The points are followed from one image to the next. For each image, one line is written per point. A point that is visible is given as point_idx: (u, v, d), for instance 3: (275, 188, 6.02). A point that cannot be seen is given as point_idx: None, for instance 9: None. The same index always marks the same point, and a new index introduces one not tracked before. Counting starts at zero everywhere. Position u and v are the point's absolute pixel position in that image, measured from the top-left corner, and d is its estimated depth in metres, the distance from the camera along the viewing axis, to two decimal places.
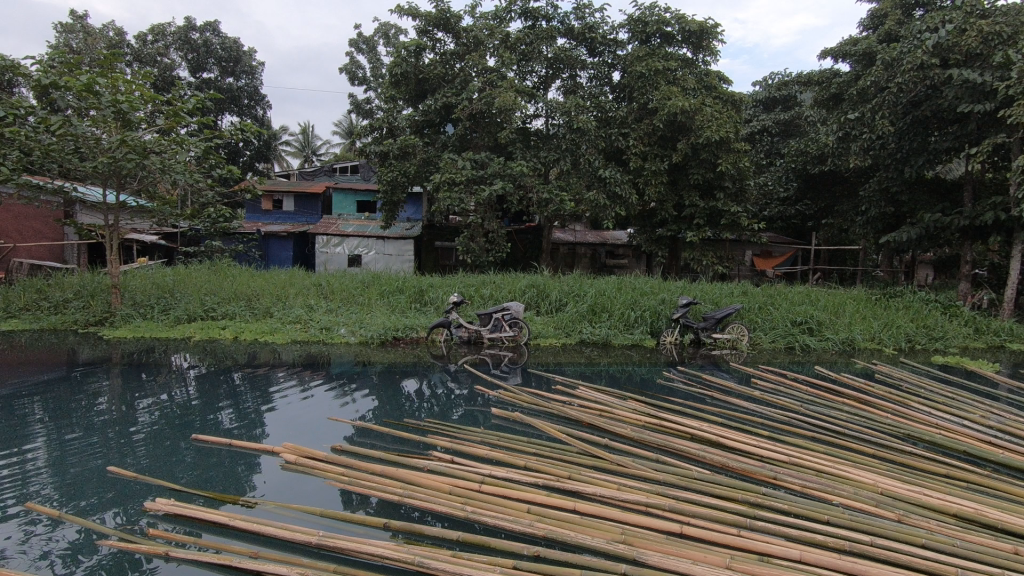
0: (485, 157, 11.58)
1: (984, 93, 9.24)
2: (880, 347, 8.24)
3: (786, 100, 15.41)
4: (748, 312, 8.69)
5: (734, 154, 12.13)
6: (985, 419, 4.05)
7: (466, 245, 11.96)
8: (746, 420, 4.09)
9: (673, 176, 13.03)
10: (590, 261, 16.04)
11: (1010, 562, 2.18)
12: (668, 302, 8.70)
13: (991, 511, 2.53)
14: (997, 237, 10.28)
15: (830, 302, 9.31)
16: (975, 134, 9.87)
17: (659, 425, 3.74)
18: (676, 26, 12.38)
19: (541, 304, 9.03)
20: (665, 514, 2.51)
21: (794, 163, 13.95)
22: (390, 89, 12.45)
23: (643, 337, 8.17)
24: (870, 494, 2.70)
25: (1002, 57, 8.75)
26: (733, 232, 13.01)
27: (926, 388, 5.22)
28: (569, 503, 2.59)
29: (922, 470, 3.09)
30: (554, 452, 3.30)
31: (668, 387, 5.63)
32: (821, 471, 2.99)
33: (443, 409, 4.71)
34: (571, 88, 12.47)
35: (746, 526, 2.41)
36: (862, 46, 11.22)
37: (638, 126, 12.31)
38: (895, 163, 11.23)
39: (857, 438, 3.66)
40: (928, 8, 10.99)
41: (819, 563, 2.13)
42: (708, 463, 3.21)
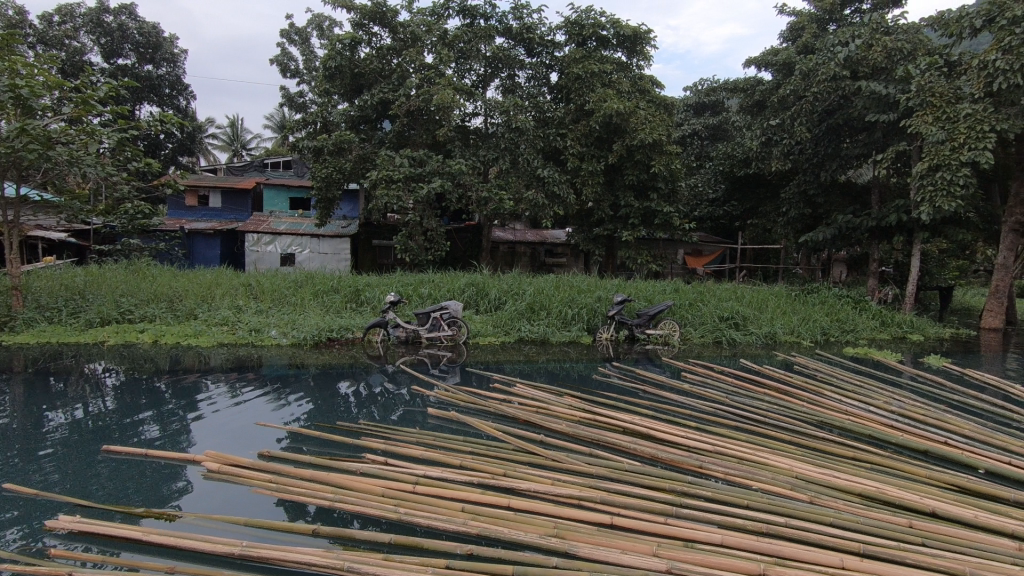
0: (423, 154, 11.43)
1: (888, 104, 10.04)
2: (798, 340, 8.78)
3: (714, 106, 16.15)
4: (679, 308, 9.02)
5: (666, 156, 12.57)
6: (889, 405, 4.38)
7: (404, 244, 11.78)
8: (676, 412, 4.25)
9: (609, 177, 13.34)
10: (529, 260, 16.23)
11: (906, 535, 2.35)
12: (604, 300, 8.92)
13: (891, 489, 2.73)
14: (900, 236, 11.16)
15: (755, 298, 9.81)
16: (881, 142, 10.72)
17: (593, 420, 3.84)
18: (611, 30, 12.65)
19: (479, 303, 9.02)
20: (598, 507, 2.57)
21: (721, 165, 14.62)
22: (324, 83, 12.07)
23: (580, 334, 8.34)
24: (786, 479, 2.87)
25: (904, 72, 9.63)
26: (666, 232, 13.46)
27: (838, 377, 5.61)
28: (504, 499, 2.59)
29: (833, 453, 3.31)
30: (489, 449, 3.32)
31: (605, 382, 5.77)
32: (742, 459, 3.15)
33: (383, 411, 4.63)
34: (509, 88, 12.53)
35: (673, 514, 2.50)
36: (782, 56, 11.91)
37: (575, 126, 12.51)
38: (812, 168, 12.02)
39: (777, 426, 3.87)
40: (840, 24, 11.81)
41: (739, 546, 2.23)
42: (640, 455, 3.32)
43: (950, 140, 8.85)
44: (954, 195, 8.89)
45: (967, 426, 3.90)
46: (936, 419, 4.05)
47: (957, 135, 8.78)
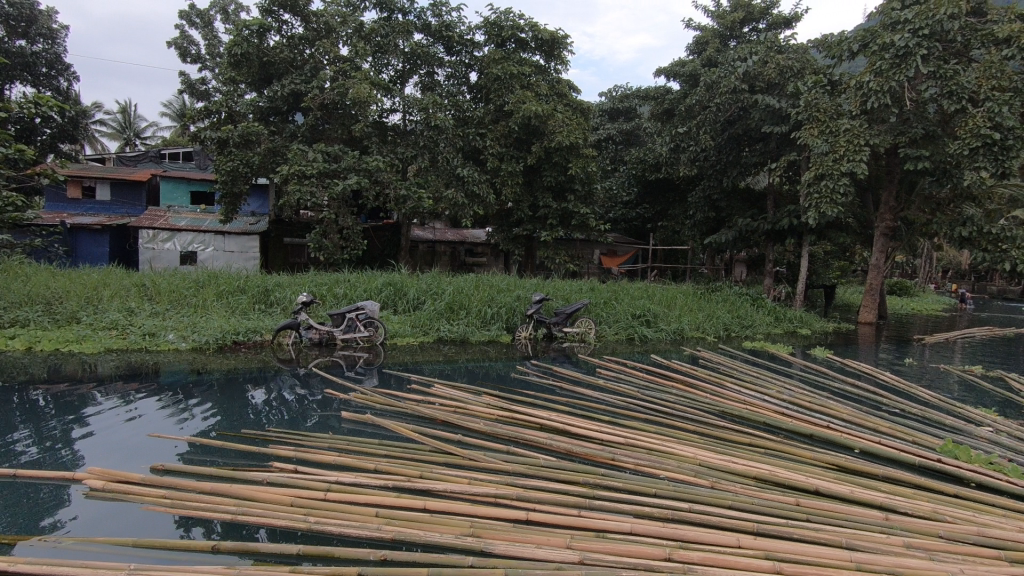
0: (339, 150, 11.05)
1: (781, 116, 10.94)
2: (703, 335, 9.34)
3: (627, 112, 16.84)
4: (595, 307, 9.31)
5: (583, 158, 12.93)
6: (781, 394, 4.75)
7: (318, 242, 11.28)
8: (591, 408, 4.38)
9: (528, 178, 13.53)
10: (449, 259, 16.12)
11: (793, 512, 2.55)
12: (523, 299, 9.04)
13: (781, 472, 2.96)
14: (792, 239, 12.14)
15: (664, 296, 10.31)
16: (775, 152, 11.65)
17: (510, 417, 3.88)
18: (529, 33, 12.84)
19: (397, 303, 8.85)
20: (513, 503, 2.60)
21: (634, 169, 15.21)
22: (229, 70, 11.36)
23: (499, 333, 8.40)
24: (691, 466, 3.04)
25: (794, 88, 10.57)
26: (583, 232, 13.81)
27: (737, 370, 6.02)
28: (419, 502, 2.56)
29: (733, 441, 3.54)
30: (405, 452, 3.26)
31: (523, 380, 5.85)
32: (651, 449, 3.31)
33: (295, 417, 4.42)
34: (428, 85, 12.37)
35: (587, 507, 2.57)
36: (689, 68, 12.59)
37: (494, 127, 12.58)
38: (715, 174, 12.79)
39: (683, 417, 4.09)
40: (739, 40, 12.66)
41: (647, 533, 2.33)
42: (556, 451, 3.39)
43: (832, 152, 9.74)
44: (836, 202, 9.80)
45: (846, 411, 4.30)
46: (820, 405, 4.43)
47: (837, 148, 9.67)
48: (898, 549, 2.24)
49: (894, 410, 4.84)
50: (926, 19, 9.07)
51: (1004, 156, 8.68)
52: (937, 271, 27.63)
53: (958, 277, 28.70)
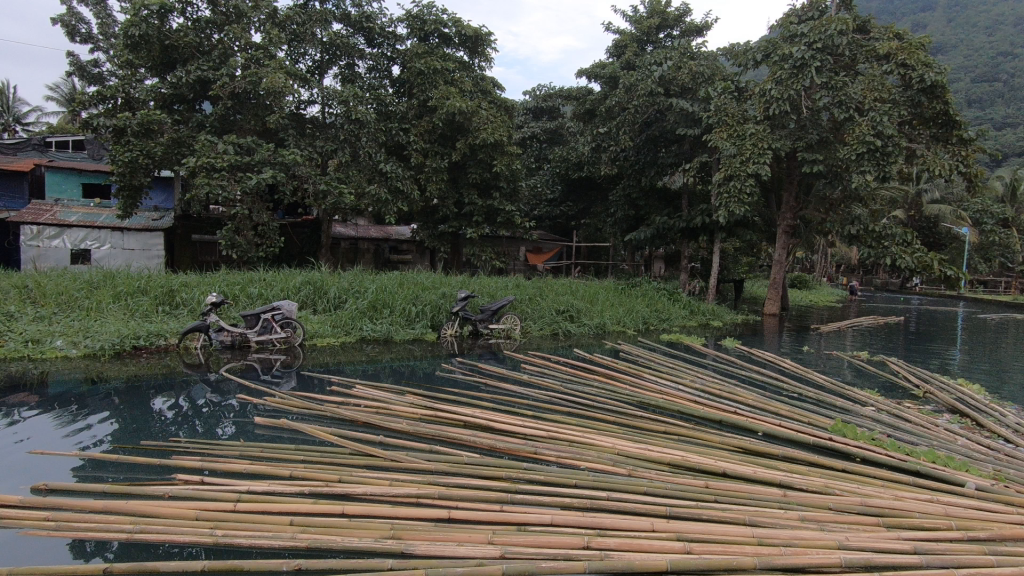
0: (252, 141, 10.45)
1: (693, 120, 11.57)
2: (624, 329, 9.68)
3: (551, 111, 17.16)
4: (520, 303, 9.40)
5: (507, 156, 13.00)
6: (694, 383, 5.02)
7: (230, 239, 10.61)
8: (516, 403, 4.43)
9: (453, 175, 13.44)
10: (373, 256, 15.72)
11: (702, 494, 2.69)
12: (448, 296, 8.97)
13: (692, 457, 3.12)
14: (704, 237, 12.82)
15: (587, 292, 10.59)
16: (688, 153, 12.27)
17: (433, 416, 3.85)
18: (453, 29, 12.74)
19: (317, 302, 8.50)
20: (435, 503, 2.58)
21: (558, 167, 15.49)
22: (126, 53, 10.48)
23: (425, 331, 8.31)
24: (609, 456, 3.14)
25: (705, 93, 11.23)
26: (508, 230, 13.87)
27: (655, 361, 6.30)
28: (338, 507, 2.49)
29: (648, 429, 3.70)
30: (323, 456, 3.16)
31: (448, 378, 5.81)
32: (572, 441, 3.39)
33: (205, 425, 4.15)
34: (348, 77, 12.00)
35: (508, 501, 2.59)
36: (608, 70, 12.97)
37: (418, 122, 12.37)
38: (634, 174, 13.27)
39: (603, 408, 4.23)
40: (655, 45, 13.18)
41: (567, 523, 2.37)
42: (478, 447, 3.40)
43: (739, 154, 10.36)
44: (743, 201, 10.45)
45: (751, 396, 4.60)
46: (729, 392, 4.71)
47: (743, 150, 10.30)
48: (794, 523, 2.42)
49: (793, 394, 5.24)
50: (819, 34, 9.87)
51: (885, 161, 9.65)
52: (831, 266, 30.20)
53: (849, 271, 31.47)
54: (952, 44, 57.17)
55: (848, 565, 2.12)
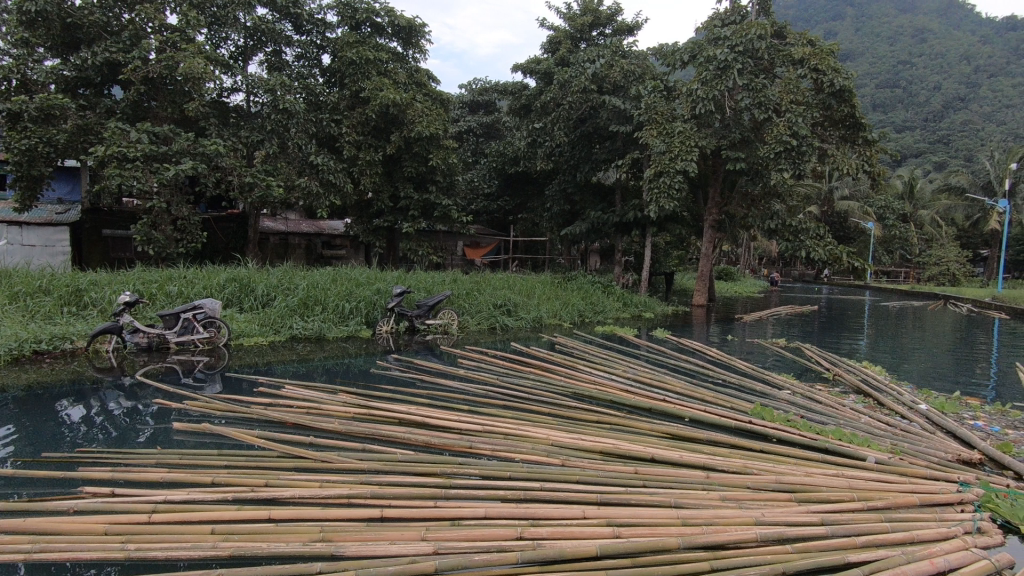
0: (169, 130, 9.78)
1: (625, 117, 11.92)
2: (560, 322, 9.84)
3: (487, 105, 17.22)
4: (457, 297, 9.36)
5: (443, 150, 12.87)
6: (626, 372, 5.18)
7: (145, 234, 9.90)
8: (452, 398, 4.42)
9: (388, 168, 13.17)
10: (305, 252, 15.18)
11: (631, 480, 2.78)
12: (383, 292, 8.80)
13: (623, 445, 3.21)
14: (637, 231, 13.21)
15: (524, 286, 10.67)
16: (621, 149, 12.59)
17: (367, 414, 3.78)
18: (385, 19, 12.46)
19: (243, 300, 8.11)
20: (366, 503, 2.53)
21: (494, 162, 15.49)
22: (20, 31, 9.56)
23: (358, 328, 8.13)
24: (543, 447, 3.19)
25: (636, 92, 11.60)
26: (445, 224, 13.75)
27: (589, 352, 6.46)
28: (264, 512, 2.39)
29: (582, 419, 3.79)
30: (249, 460, 3.03)
31: (383, 376, 5.70)
32: (507, 434, 3.42)
33: (119, 433, 3.87)
34: (275, 65, 11.47)
35: (443, 497, 2.58)
36: (543, 66, 13.11)
37: (350, 113, 12.03)
38: (570, 169, 13.46)
39: (538, 400, 4.30)
40: (588, 42, 13.40)
41: (500, 515, 2.39)
42: (413, 444, 3.37)
43: (668, 151, 10.75)
44: (672, 197, 10.83)
45: (679, 384, 4.81)
46: (658, 380, 4.90)
47: (672, 148, 10.71)
48: (716, 503, 2.54)
49: (717, 380, 5.52)
50: (740, 38, 10.37)
51: (800, 160, 10.31)
52: (754, 259, 31.92)
53: (770, 263, 33.40)
54: (858, 53, 61.64)
55: (763, 540, 2.26)
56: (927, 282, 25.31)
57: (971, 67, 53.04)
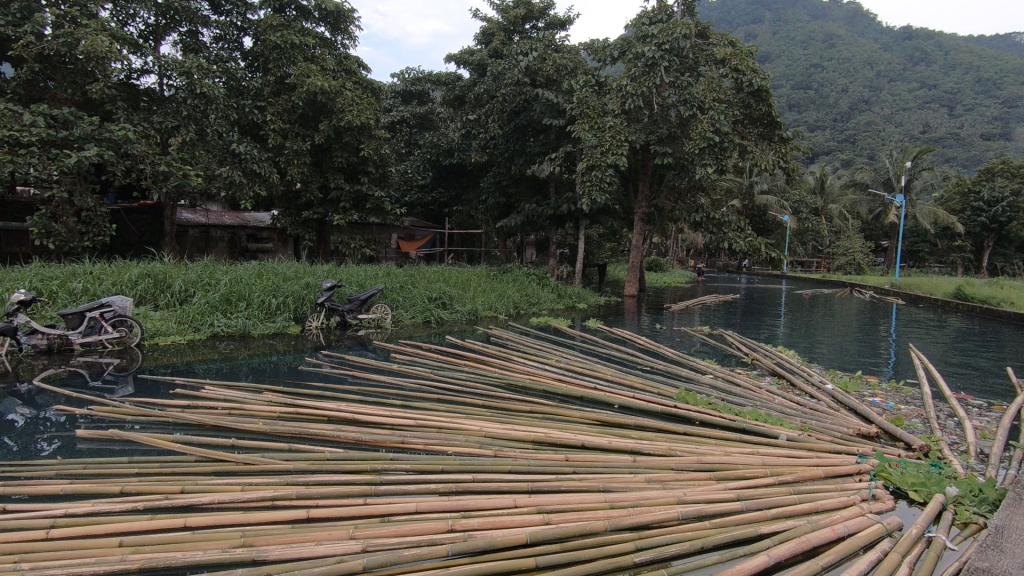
0: (69, 113, 8.95)
1: (558, 111, 12.09)
2: (495, 314, 9.88)
3: (420, 95, 16.96)
4: (391, 291, 9.18)
5: (375, 140, 12.53)
6: (559, 362, 5.28)
7: (43, 226, 9.03)
8: (384, 393, 4.36)
9: (317, 158, 12.70)
10: (228, 246, 14.40)
11: (561, 467, 2.84)
12: (312, 287, 8.51)
13: (554, 433, 3.27)
14: (570, 224, 13.41)
15: (459, 279, 10.61)
16: (555, 143, 12.74)
17: (294, 413, 3.66)
18: (312, 2, 11.99)
19: (158, 296, 7.60)
20: (292, 504, 2.45)
21: (428, 153, 15.25)
22: None
23: (286, 325, 7.83)
24: (477, 439, 3.20)
25: (568, 86, 11.79)
26: (378, 216, 13.39)
27: (524, 343, 6.52)
28: (179, 520, 2.27)
29: (514, 410, 3.83)
30: (165, 466, 2.86)
31: (313, 373, 5.51)
32: (440, 427, 3.40)
33: (13, 444, 3.54)
34: (191, 46, 10.77)
35: (372, 493, 2.54)
36: (477, 57, 13.04)
37: (275, 100, 11.50)
38: (504, 161, 13.46)
39: (471, 392, 4.31)
40: (522, 35, 13.43)
41: (431, 509, 2.38)
42: (342, 441, 3.29)
43: (600, 145, 11.01)
44: (604, 190, 11.07)
45: (609, 371, 4.96)
46: (590, 369, 5.03)
47: (603, 142, 10.97)
48: (641, 485, 2.64)
49: (646, 367, 5.72)
50: (667, 36, 10.72)
51: (722, 155, 10.81)
52: (682, 251, 33.24)
53: (697, 255, 34.95)
54: (776, 54, 65.25)
55: (684, 518, 2.37)
56: (836, 271, 27.30)
57: (873, 72, 57.38)
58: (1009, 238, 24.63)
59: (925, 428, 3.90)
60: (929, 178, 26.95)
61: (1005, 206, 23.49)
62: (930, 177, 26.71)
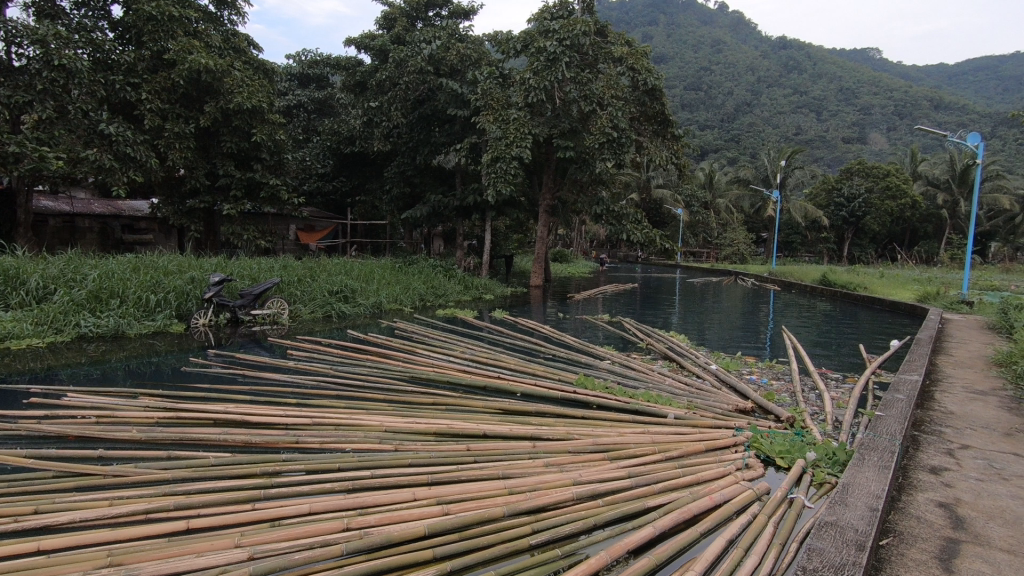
0: None
1: (462, 101, 12.05)
2: (400, 307, 9.71)
3: (319, 79, 16.25)
4: (287, 285, 8.71)
5: (269, 125, 11.75)
6: (464, 353, 5.29)
7: None
8: (278, 391, 4.15)
9: (203, 142, 11.74)
10: (98, 237, 13.01)
11: (462, 457, 2.85)
12: (198, 281, 7.88)
13: (456, 424, 3.27)
14: (477, 215, 13.41)
15: (363, 271, 10.29)
16: (460, 133, 12.68)
17: (174, 417, 3.39)
18: None
19: (11, 294, 6.67)
20: (170, 515, 2.27)
21: (328, 141, 14.50)
22: None
23: (168, 323, 7.22)
24: (376, 434, 3.13)
25: (472, 77, 11.81)
26: (274, 205, 12.57)
27: (430, 335, 6.47)
28: (32, 544, 2.03)
29: (417, 402, 3.80)
30: (15, 485, 2.53)
31: (199, 374, 5.12)
32: (338, 424, 3.29)
33: None
34: (47, 12, 9.54)
35: (262, 498, 2.41)
36: (378, 42, 12.63)
37: (152, 77, 10.44)
38: (408, 151, 13.15)
39: (372, 387, 4.23)
40: (425, 22, 13.21)
41: (324, 509, 2.30)
42: (230, 445, 3.09)
43: (504, 137, 11.11)
44: (509, 181, 11.18)
45: (513, 360, 5.04)
46: (494, 359, 5.09)
47: (508, 135, 11.08)
48: (539, 470, 2.72)
49: (548, 355, 5.89)
50: (568, 32, 10.98)
51: (620, 151, 11.30)
52: (585, 242, 34.43)
53: (599, 246, 36.37)
54: (669, 56, 69.09)
55: (578, 498, 2.46)
56: (722, 261, 29.55)
57: (754, 77, 62.45)
58: (863, 231, 27.91)
59: (792, 401, 4.34)
60: (801, 176, 29.84)
61: (861, 202, 26.74)
62: (801, 175, 29.62)
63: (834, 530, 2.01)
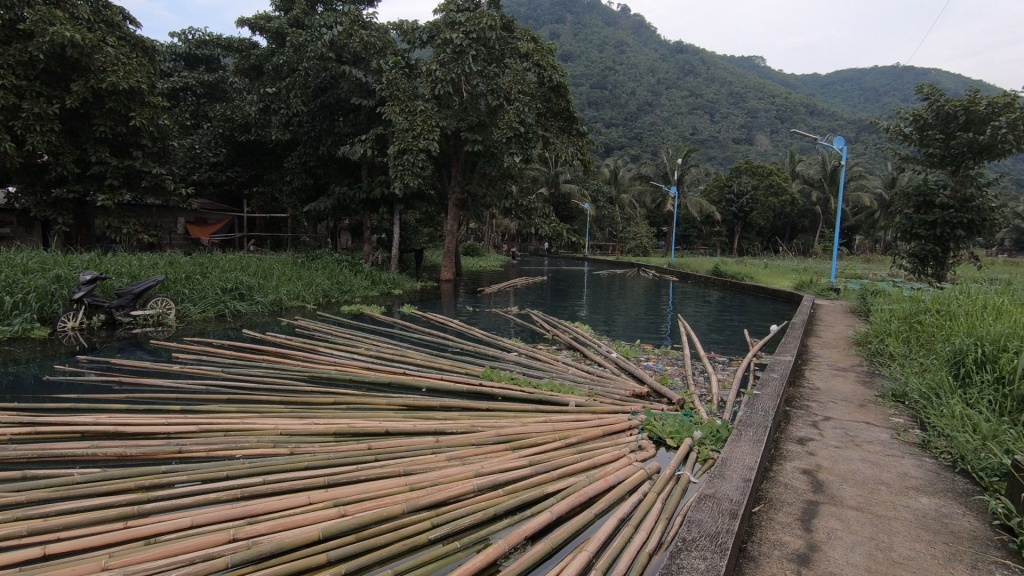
0: None
1: (367, 91, 11.68)
2: (302, 304, 9.29)
3: (208, 61, 15.12)
4: (174, 283, 8.04)
5: (150, 108, 10.72)
6: (369, 350, 5.15)
7: None
8: (160, 398, 3.83)
9: (70, 125, 10.50)
10: None
11: (362, 456, 2.78)
12: (66, 280, 7.08)
13: (357, 423, 3.18)
14: (384, 208, 13.06)
15: (261, 267, 9.71)
16: (365, 123, 12.29)
17: (32, 433, 3.03)
18: None
19: None
20: (22, 543, 2.03)
21: (220, 128, 13.47)
22: None
23: (28, 327, 6.44)
24: (271, 438, 2.97)
25: (376, 65, 11.48)
26: (159, 197, 11.47)
27: (334, 333, 6.24)
28: None
29: (315, 403, 3.65)
30: None
31: (67, 383, 4.60)
32: (228, 430, 3.09)
33: None
34: None
35: (136, 514, 2.22)
36: (274, 24, 11.87)
37: (4, 49, 9.21)
38: (310, 141, 12.52)
39: (266, 388, 4.01)
40: (326, 7, 12.63)
41: (208, 520, 2.16)
42: (101, 459, 2.81)
43: (411, 129, 10.92)
44: (417, 174, 10.96)
45: (419, 356, 4.98)
46: (400, 355, 4.99)
47: (415, 126, 10.89)
48: (441, 464, 2.71)
49: (456, 350, 5.87)
50: (474, 25, 10.93)
51: (527, 145, 11.44)
52: (496, 236, 34.61)
53: (511, 239, 36.73)
54: (576, 54, 70.92)
55: (479, 490, 2.48)
56: (627, 254, 30.87)
57: (654, 79, 65.65)
58: (751, 225, 30.24)
59: (683, 384, 4.62)
60: (696, 174, 31.83)
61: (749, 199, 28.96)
62: (696, 174, 31.58)
63: (712, 502, 2.17)
